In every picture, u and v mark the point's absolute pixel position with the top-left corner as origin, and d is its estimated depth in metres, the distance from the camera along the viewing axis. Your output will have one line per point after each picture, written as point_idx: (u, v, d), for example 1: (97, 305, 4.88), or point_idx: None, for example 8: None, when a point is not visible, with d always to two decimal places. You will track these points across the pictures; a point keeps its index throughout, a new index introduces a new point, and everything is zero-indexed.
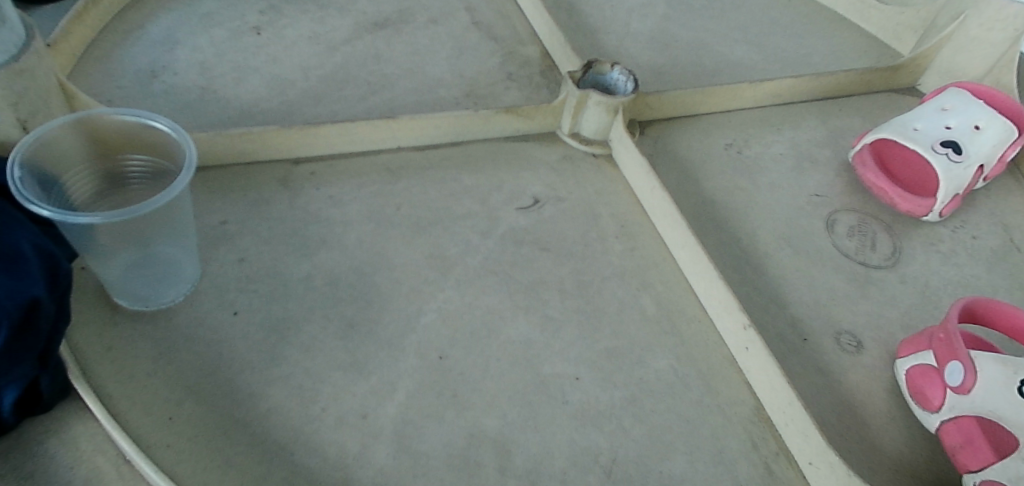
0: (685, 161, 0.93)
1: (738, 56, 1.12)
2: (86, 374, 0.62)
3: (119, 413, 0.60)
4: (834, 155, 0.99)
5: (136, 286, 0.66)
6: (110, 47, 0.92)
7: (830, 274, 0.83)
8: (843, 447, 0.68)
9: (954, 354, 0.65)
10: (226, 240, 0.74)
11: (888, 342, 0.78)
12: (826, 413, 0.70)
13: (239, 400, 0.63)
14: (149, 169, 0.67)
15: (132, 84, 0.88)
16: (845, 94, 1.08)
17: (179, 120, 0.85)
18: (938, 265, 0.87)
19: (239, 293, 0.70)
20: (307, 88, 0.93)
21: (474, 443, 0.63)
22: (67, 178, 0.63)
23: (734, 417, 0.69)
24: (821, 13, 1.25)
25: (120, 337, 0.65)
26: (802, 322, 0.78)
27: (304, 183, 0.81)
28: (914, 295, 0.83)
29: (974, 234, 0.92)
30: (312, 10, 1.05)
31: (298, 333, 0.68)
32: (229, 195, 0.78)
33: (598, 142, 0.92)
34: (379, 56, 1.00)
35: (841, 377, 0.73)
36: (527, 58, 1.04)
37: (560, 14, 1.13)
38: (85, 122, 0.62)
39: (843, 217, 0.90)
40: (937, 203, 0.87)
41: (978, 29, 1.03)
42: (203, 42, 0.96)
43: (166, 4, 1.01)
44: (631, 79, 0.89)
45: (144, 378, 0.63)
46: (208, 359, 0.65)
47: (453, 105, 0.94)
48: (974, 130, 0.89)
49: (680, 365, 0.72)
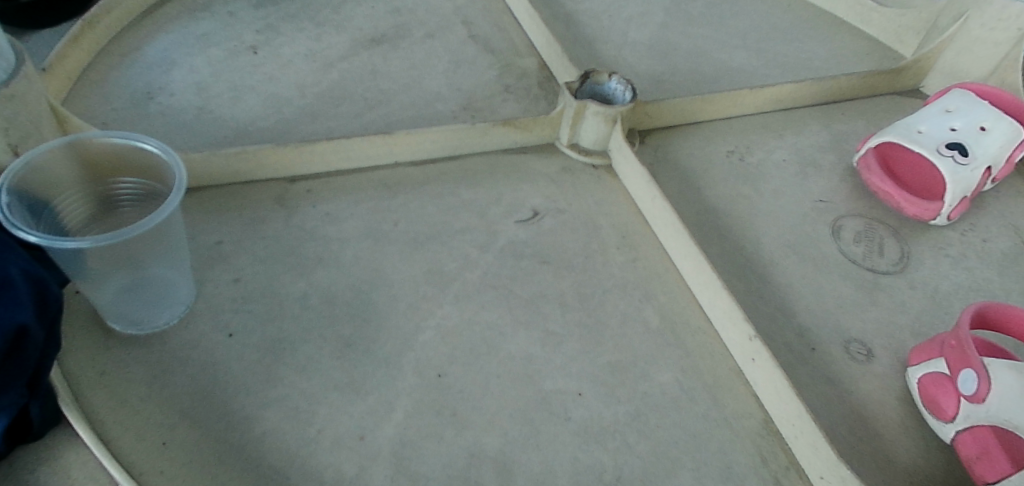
0: (687, 170, 0.91)
1: (738, 62, 1.11)
2: (78, 400, 0.61)
3: (112, 439, 0.59)
4: (839, 160, 0.97)
5: (130, 310, 0.65)
6: (106, 70, 0.93)
7: (838, 281, 0.81)
8: (856, 460, 0.66)
9: (966, 361, 0.63)
10: (222, 260, 0.74)
11: (900, 350, 0.76)
12: (837, 425, 0.68)
13: (233, 424, 0.62)
14: (141, 192, 0.67)
15: (129, 106, 0.88)
16: (848, 98, 1.06)
17: (175, 141, 0.85)
18: (948, 270, 0.85)
19: (235, 314, 0.69)
20: (304, 105, 0.92)
21: (474, 463, 0.62)
22: (58, 203, 0.62)
23: (743, 431, 0.68)
24: (821, 17, 1.24)
25: (113, 361, 0.64)
26: (809, 331, 0.76)
27: (301, 200, 0.80)
28: (925, 300, 0.81)
29: (984, 237, 0.90)
30: (309, 27, 1.05)
31: (295, 353, 0.67)
32: (225, 215, 0.78)
33: (597, 152, 0.91)
34: (375, 72, 0.99)
35: (852, 387, 0.71)
36: (524, 70, 1.03)
37: (557, 25, 1.12)
38: (76, 146, 0.62)
39: (849, 223, 0.89)
40: (945, 206, 0.85)
41: (980, 29, 1.02)
42: (199, 62, 0.96)
43: (164, 26, 1.01)
44: (630, 88, 0.88)
45: (138, 403, 0.62)
46: (204, 382, 0.64)
47: (450, 118, 0.94)
48: (980, 131, 0.87)
49: (685, 378, 0.71)
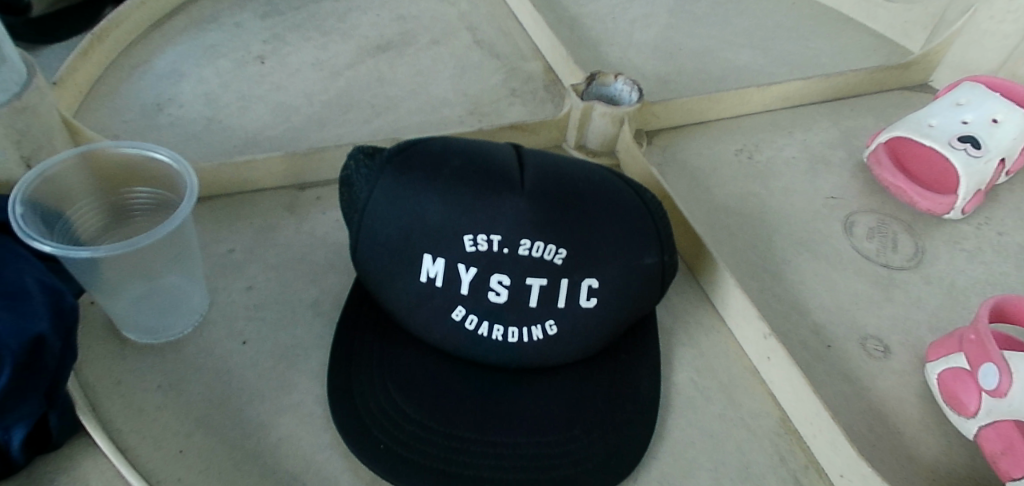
0: (696, 170, 0.91)
1: (745, 61, 1.11)
2: (96, 410, 0.61)
3: (129, 448, 0.59)
4: (849, 156, 0.96)
5: (145, 319, 0.66)
6: (116, 83, 0.93)
7: (852, 278, 0.81)
8: (876, 458, 0.65)
9: (987, 356, 0.62)
10: (234, 269, 0.74)
11: (916, 345, 0.75)
12: (856, 421, 0.67)
13: (250, 431, 0.62)
14: (154, 201, 0.67)
15: (140, 118, 0.89)
16: (857, 94, 1.06)
17: (185, 151, 0.86)
18: (965, 264, 0.84)
19: (248, 322, 0.70)
20: (311, 114, 0.93)
21: None
22: (71, 214, 0.63)
23: (760, 430, 0.67)
24: (826, 14, 1.23)
25: (130, 370, 0.64)
26: (824, 328, 0.75)
27: (311, 208, 0.81)
28: (942, 296, 0.80)
29: (999, 230, 0.89)
30: (315, 36, 1.06)
31: (308, 359, 0.67)
32: (236, 224, 0.78)
33: (604, 153, 0.90)
34: (382, 79, 1.00)
35: (869, 384, 0.71)
36: (530, 74, 1.03)
37: (561, 28, 1.12)
38: (88, 157, 0.62)
39: (862, 218, 0.88)
40: (959, 199, 0.84)
41: (988, 22, 1.01)
42: (208, 73, 0.97)
43: (171, 38, 1.02)
44: (636, 88, 0.88)
45: (154, 411, 0.62)
46: (219, 389, 0.64)
47: (457, 123, 0.94)
48: (991, 123, 0.86)
49: (699, 378, 0.70)
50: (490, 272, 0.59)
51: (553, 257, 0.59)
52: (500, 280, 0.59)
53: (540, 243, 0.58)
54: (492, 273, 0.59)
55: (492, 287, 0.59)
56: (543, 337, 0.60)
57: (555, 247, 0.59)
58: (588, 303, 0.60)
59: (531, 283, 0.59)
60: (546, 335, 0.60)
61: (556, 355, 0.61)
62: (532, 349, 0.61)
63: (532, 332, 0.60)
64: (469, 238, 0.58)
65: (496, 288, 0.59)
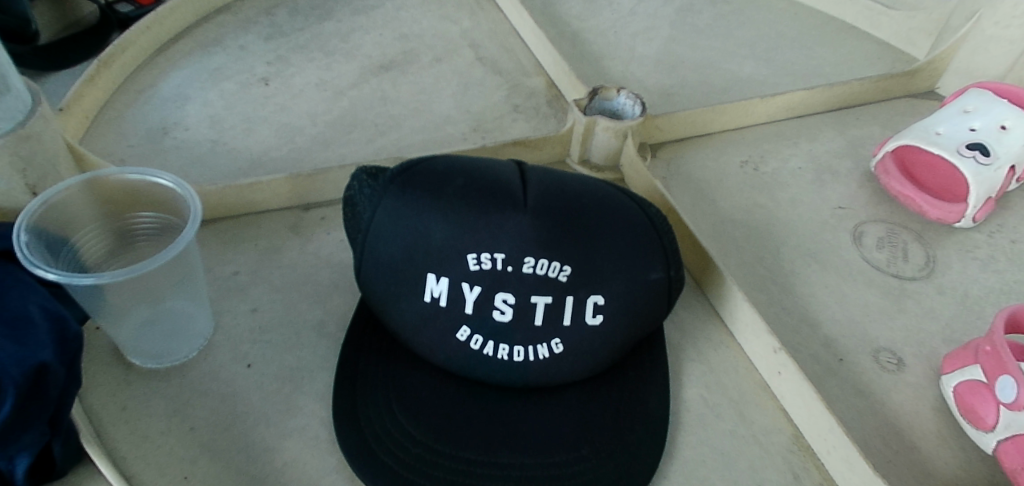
0: (701, 182, 0.90)
1: (748, 72, 1.10)
2: (101, 437, 0.61)
3: (135, 475, 0.59)
4: (856, 166, 0.96)
5: (149, 344, 0.65)
6: (122, 107, 0.94)
7: (862, 289, 0.79)
8: (894, 474, 0.63)
9: (1003, 368, 0.60)
10: (239, 291, 0.74)
11: (930, 357, 0.74)
12: (871, 438, 0.66)
13: (254, 455, 0.61)
14: (157, 225, 0.67)
15: (145, 142, 0.90)
16: (861, 103, 1.05)
17: (189, 174, 0.86)
18: (977, 273, 0.83)
19: (253, 345, 0.69)
20: (316, 134, 0.93)
21: None
22: (77, 239, 0.63)
23: (773, 447, 0.66)
24: (830, 24, 1.23)
25: (134, 396, 0.64)
26: (836, 342, 0.74)
27: (315, 228, 0.81)
28: (955, 305, 0.79)
29: (1012, 238, 0.88)
30: (319, 57, 1.06)
31: (314, 381, 0.67)
32: (240, 246, 0.78)
33: (608, 167, 0.90)
34: (385, 98, 1.00)
35: (883, 397, 0.69)
36: (533, 89, 1.03)
37: (563, 43, 1.12)
38: (92, 183, 0.62)
39: (871, 228, 0.87)
40: (969, 207, 0.83)
41: (994, 27, 1.00)
42: (213, 96, 0.98)
43: (177, 62, 1.03)
44: (639, 102, 0.87)
45: (158, 436, 0.61)
46: (224, 412, 0.64)
47: (461, 140, 0.94)
48: (1000, 130, 0.85)
49: (710, 394, 0.69)
50: (494, 291, 0.58)
51: (558, 274, 0.58)
52: (505, 298, 0.58)
53: (544, 260, 0.58)
54: (496, 293, 0.58)
55: (497, 306, 0.59)
56: (549, 355, 0.60)
57: (560, 264, 0.58)
58: (593, 320, 0.59)
59: (536, 301, 0.58)
60: (552, 354, 0.60)
61: (563, 373, 0.60)
62: (538, 368, 0.60)
63: (538, 351, 0.59)
64: (472, 257, 0.58)
65: (501, 307, 0.58)
